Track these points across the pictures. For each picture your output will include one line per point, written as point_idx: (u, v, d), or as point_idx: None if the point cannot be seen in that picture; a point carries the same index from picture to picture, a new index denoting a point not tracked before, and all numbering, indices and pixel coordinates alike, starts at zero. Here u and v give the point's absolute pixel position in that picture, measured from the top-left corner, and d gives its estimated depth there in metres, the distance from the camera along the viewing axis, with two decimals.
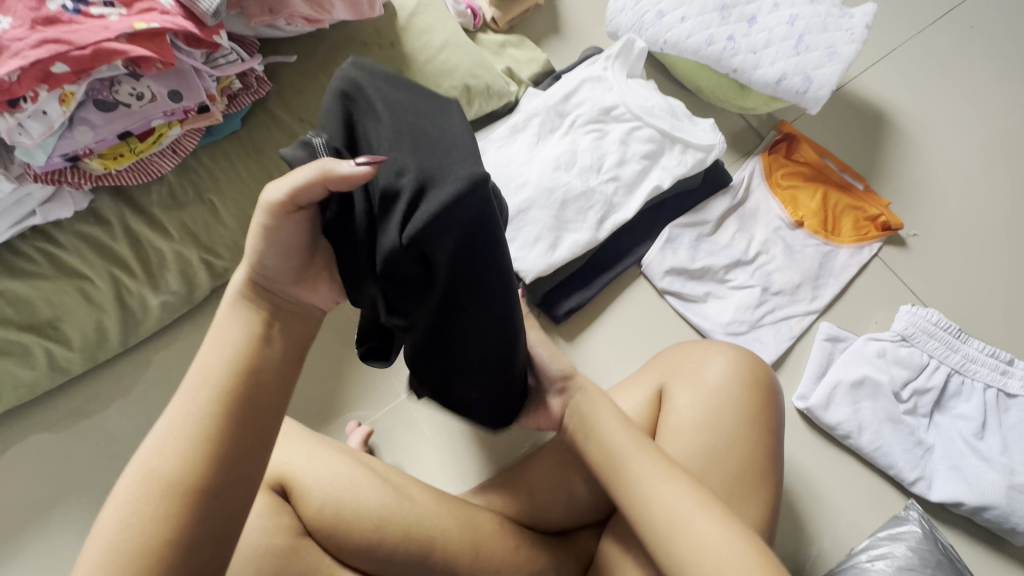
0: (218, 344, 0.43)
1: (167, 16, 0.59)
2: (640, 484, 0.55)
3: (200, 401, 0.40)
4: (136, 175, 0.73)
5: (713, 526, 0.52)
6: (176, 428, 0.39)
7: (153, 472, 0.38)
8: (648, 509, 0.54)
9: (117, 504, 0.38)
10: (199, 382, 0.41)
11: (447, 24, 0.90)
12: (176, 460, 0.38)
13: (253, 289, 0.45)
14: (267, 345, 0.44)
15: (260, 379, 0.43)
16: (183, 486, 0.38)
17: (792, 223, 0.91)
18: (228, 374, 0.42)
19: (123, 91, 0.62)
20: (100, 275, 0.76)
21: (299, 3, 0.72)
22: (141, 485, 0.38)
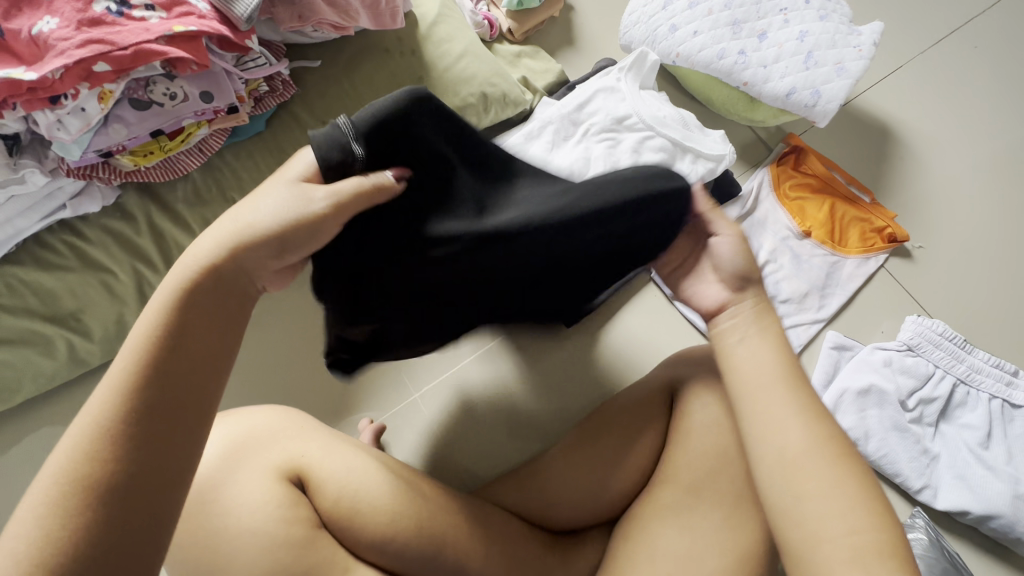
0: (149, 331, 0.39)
1: (204, 20, 0.61)
2: (773, 417, 0.51)
3: (123, 399, 0.37)
4: (162, 172, 0.75)
5: (852, 480, 0.48)
6: (96, 423, 0.36)
7: (75, 478, 0.34)
8: (775, 443, 0.51)
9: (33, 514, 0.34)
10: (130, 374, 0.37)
11: (466, 33, 0.92)
12: (94, 464, 0.35)
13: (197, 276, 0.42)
14: (190, 330, 0.40)
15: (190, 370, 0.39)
16: (105, 490, 0.34)
17: (799, 232, 0.93)
18: (155, 370, 0.38)
19: (157, 90, 0.64)
20: (123, 268, 0.78)
21: (327, 11, 0.74)
22: (60, 493, 0.34)
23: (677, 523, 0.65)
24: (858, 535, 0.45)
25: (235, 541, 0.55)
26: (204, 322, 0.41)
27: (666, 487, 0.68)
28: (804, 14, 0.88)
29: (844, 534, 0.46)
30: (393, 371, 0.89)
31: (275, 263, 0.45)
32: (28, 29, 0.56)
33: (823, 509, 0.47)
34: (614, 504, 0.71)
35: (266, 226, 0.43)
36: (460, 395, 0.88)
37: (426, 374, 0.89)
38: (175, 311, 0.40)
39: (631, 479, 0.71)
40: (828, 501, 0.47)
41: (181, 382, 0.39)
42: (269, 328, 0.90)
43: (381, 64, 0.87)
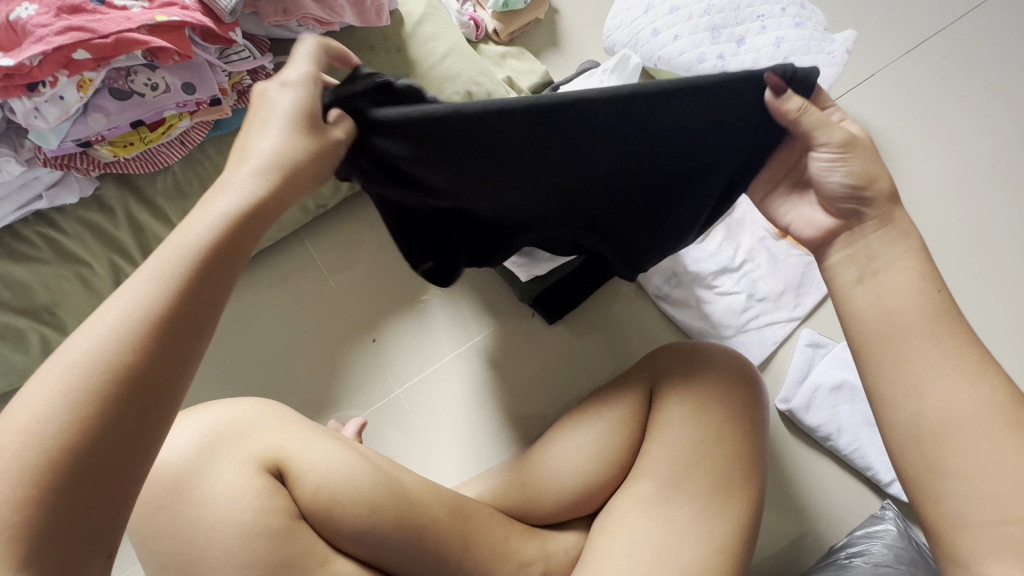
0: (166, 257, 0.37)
1: (188, 11, 0.61)
2: (920, 380, 0.48)
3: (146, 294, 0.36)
4: (143, 164, 0.75)
5: (1015, 453, 0.44)
6: (100, 338, 0.34)
7: (85, 361, 0.33)
8: (915, 412, 0.48)
9: (35, 392, 0.32)
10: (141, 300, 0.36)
11: (451, 33, 0.93)
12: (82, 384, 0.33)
13: (225, 214, 0.40)
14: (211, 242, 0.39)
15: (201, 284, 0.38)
16: (92, 419, 0.32)
17: (776, 233, 0.95)
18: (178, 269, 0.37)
19: (138, 80, 0.64)
20: (100, 261, 0.77)
21: (311, 5, 0.75)
22: (69, 371, 0.33)
23: (655, 513, 0.66)
24: (1015, 525, 0.43)
25: (212, 533, 0.55)
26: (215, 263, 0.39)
27: (643, 480, 0.69)
28: (781, 21, 0.91)
29: (1003, 517, 0.44)
30: (376, 367, 0.89)
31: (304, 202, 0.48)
32: (5, 15, 0.55)
33: (976, 487, 0.45)
34: (592, 497, 0.72)
35: (276, 149, 0.44)
36: (443, 390, 0.88)
37: (408, 371, 0.89)
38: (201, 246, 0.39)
39: (611, 472, 0.72)
40: (982, 480, 0.45)
41: (192, 318, 0.37)
42: (251, 324, 0.90)
43: (366, 61, 0.87)
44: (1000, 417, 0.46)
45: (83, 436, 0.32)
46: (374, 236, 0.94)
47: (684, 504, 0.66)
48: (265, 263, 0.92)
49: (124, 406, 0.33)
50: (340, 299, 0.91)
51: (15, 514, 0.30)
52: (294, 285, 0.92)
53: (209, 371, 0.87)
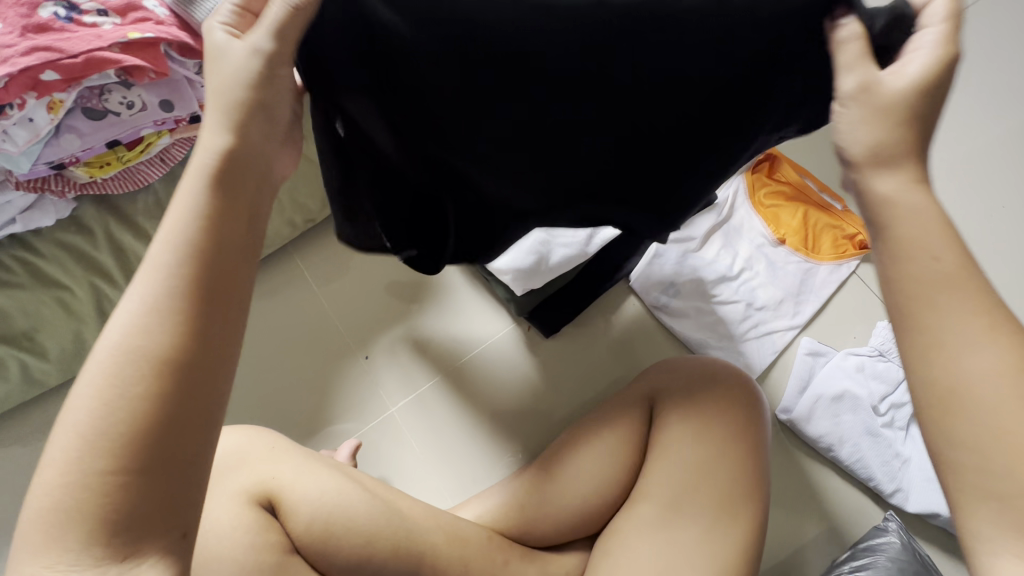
0: (168, 244, 0.36)
1: (162, 26, 0.58)
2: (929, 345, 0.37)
3: (176, 273, 0.35)
4: (122, 183, 0.72)
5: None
6: (138, 323, 0.34)
7: (134, 348, 0.33)
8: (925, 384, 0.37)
9: (93, 385, 0.33)
10: (154, 292, 0.35)
11: None
12: (120, 390, 0.33)
13: (223, 174, 0.38)
14: (231, 205, 0.38)
15: (227, 247, 0.37)
16: (156, 399, 0.33)
17: (773, 240, 0.94)
18: (197, 240, 0.36)
19: (112, 99, 0.61)
20: (81, 285, 0.75)
21: None
22: (123, 360, 0.33)
23: (655, 536, 0.65)
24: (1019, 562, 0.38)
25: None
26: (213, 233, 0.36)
27: (644, 501, 0.67)
28: None
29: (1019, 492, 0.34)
30: (370, 385, 0.87)
31: (272, 134, 0.41)
32: None
33: None
34: (594, 518, 0.71)
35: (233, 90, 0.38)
36: (439, 408, 0.86)
37: (403, 389, 0.87)
38: (214, 212, 0.37)
39: (611, 491, 0.71)
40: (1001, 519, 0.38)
41: (221, 282, 0.36)
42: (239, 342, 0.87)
43: None
44: None
45: (140, 431, 0.32)
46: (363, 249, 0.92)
47: (687, 525, 0.65)
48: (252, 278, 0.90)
49: (175, 392, 0.33)
50: (332, 316, 0.89)
51: (100, 511, 0.32)
52: (282, 301, 0.89)
53: None
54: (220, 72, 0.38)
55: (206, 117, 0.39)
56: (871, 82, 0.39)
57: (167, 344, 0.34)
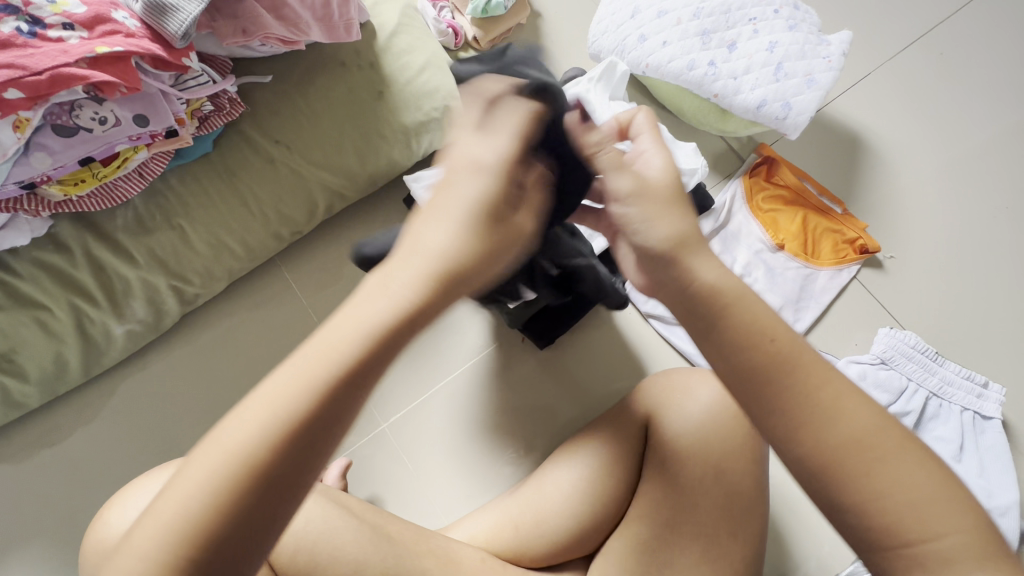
0: (322, 360, 0.35)
1: (132, 39, 0.56)
2: (787, 425, 0.41)
3: (308, 396, 0.35)
4: (101, 201, 0.70)
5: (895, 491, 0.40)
6: (263, 431, 0.34)
7: (245, 454, 0.34)
8: (798, 456, 0.41)
9: (203, 480, 0.33)
10: (348, 342, 0.36)
11: (428, 44, 0.88)
12: (287, 427, 0.34)
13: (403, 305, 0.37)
14: (381, 345, 0.36)
15: (357, 382, 0.36)
16: (235, 510, 0.33)
17: (773, 245, 0.92)
18: (335, 365, 0.35)
19: (83, 115, 0.59)
20: (59, 304, 0.73)
21: (274, 25, 0.69)
22: (235, 461, 0.33)
23: (652, 559, 0.63)
24: None
25: None
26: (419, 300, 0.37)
27: (641, 521, 0.66)
28: (774, 24, 0.86)
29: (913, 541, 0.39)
30: None
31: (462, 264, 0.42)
32: None
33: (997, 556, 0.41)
34: (591, 539, 0.69)
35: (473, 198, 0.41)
36: (431, 424, 0.84)
37: (394, 405, 0.85)
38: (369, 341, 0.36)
39: (608, 511, 0.69)
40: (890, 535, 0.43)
41: (337, 415, 0.35)
42: (226, 359, 0.85)
43: (337, 79, 0.81)
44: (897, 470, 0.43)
45: (236, 508, 0.33)
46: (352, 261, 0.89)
47: (685, 546, 0.63)
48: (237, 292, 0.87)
49: (257, 507, 0.33)
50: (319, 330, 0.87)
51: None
52: (269, 314, 0.87)
53: (180, 413, 0.82)
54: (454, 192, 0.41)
55: (436, 220, 0.40)
56: (637, 184, 0.46)
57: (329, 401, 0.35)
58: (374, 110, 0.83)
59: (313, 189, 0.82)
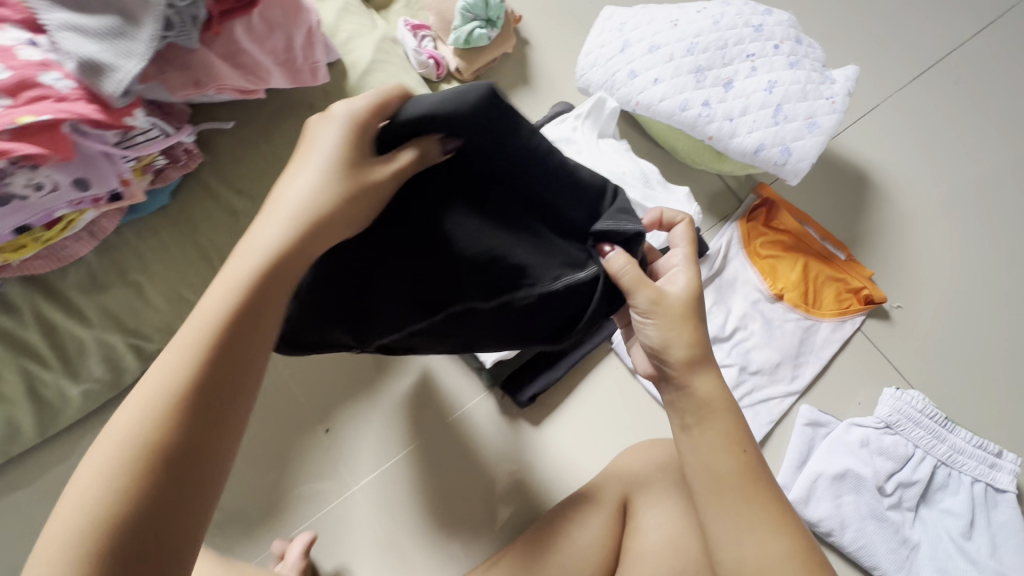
0: (184, 348, 0.39)
1: (64, 104, 0.52)
2: (712, 509, 0.50)
3: (179, 385, 0.38)
4: (46, 262, 0.65)
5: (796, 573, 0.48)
6: (141, 416, 0.37)
7: (128, 445, 0.36)
8: (718, 536, 0.50)
9: (85, 483, 0.36)
10: (176, 356, 0.39)
11: (403, 82, 0.83)
12: (128, 454, 0.36)
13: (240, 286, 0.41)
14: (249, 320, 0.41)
15: (230, 357, 0.40)
16: (124, 499, 0.35)
17: (771, 295, 0.86)
18: (211, 352, 0.39)
19: (17, 183, 0.54)
20: (9, 367, 0.69)
21: (229, 74, 0.64)
22: (110, 456, 0.36)
23: None
24: None
25: None
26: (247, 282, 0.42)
27: None
28: (773, 62, 0.80)
29: None
30: (331, 462, 0.80)
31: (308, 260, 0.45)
32: None
33: None
34: None
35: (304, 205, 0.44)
36: (403, 487, 0.80)
37: (365, 466, 0.80)
38: (222, 320, 0.40)
39: None
40: None
41: (221, 393, 0.39)
42: None
43: (305, 124, 0.76)
44: None
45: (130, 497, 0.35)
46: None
47: None
48: None
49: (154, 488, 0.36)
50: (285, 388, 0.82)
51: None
52: None
53: None
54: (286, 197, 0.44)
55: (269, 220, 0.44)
56: (657, 299, 0.50)
57: (199, 380, 0.39)
58: None
59: None
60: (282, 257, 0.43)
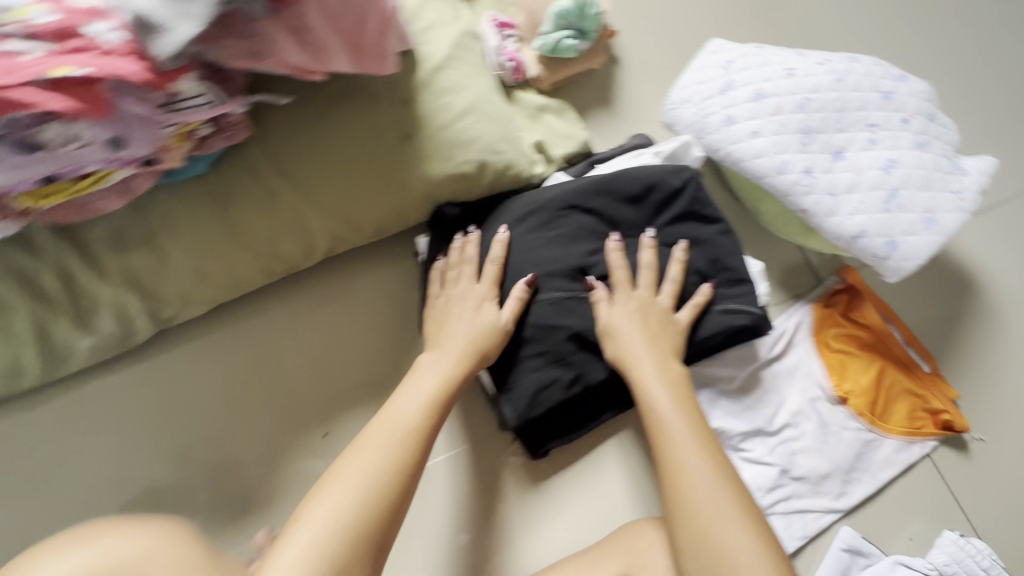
0: (361, 484, 0.55)
1: (106, 58, 0.48)
2: (671, 464, 0.59)
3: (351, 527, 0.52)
4: (72, 213, 0.63)
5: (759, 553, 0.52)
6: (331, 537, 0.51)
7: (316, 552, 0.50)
8: (691, 487, 0.57)
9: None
10: (352, 489, 0.54)
11: (475, 84, 0.77)
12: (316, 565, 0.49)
13: (388, 452, 0.57)
14: (403, 476, 0.57)
15: (383, 509, 0.54)
16: None
17: (833, 396, 0.76)
18: (377, 498, 0.54)
19: (49, 133, 0.51)
20: (21, 307, 0.67)
21: (292, 52, 0.59)
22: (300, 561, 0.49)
23: None
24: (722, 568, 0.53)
25: None
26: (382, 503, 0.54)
27: None
28: (897, 138, 0.70)
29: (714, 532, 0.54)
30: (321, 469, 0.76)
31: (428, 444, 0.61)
32: None
33: None
34: None
35: (427, 394, 0.63)
36: None
37: None
38: (389, 472, 0.56)
39: None
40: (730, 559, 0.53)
41: (373, 531, 0.53)
42: (183, 392, 0.77)
43: (362, 112, 0.71)
44: (735, 504, 0.56)
45: None
46: (337, 312, 0.81)
47: None
48: (211, 319, 0.79)
49: None
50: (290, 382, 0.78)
51: None
52: (243, 352, 0.78)
53: (131, 441, 0.75)
54: (423, 379, 0.65)
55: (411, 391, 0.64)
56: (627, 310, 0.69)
57: (364, 526, 0.53)
58: (396, 155, 0.72)
59: (314, 230, 0.73)
60: (421, 429, 0.61)
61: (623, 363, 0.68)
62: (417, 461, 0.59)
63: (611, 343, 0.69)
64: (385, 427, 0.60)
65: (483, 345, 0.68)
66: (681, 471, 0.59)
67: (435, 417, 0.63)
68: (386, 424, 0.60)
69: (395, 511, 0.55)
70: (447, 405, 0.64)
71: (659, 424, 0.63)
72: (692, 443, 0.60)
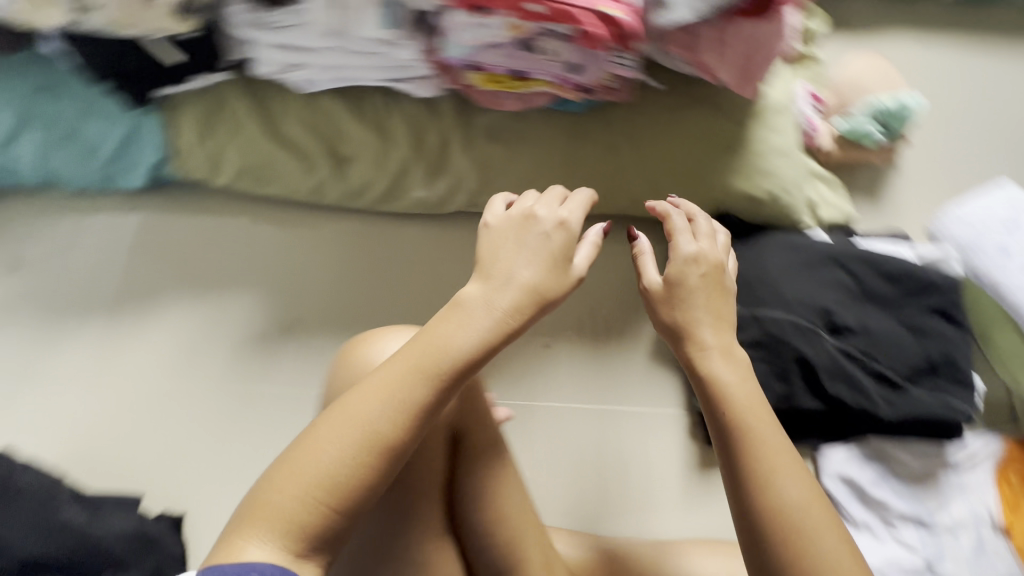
0: (375, 412, 0.47)
1: (633, 15, 0.65)
2: (780, 472, 0.48)
3: (358, 446, 0.46)
4: (484, 99, 0.82)
5: (848, 554, 0.46)
6: (336, 459, 0.45)
7: (322, 473, 0.45)
8: (779, 494, 0.47)
9: (278, 490, 0.45)
10: (363, 412, 0.47)
11: (793, 133, 0.90)
12: (318, 484, 0.45)
13: (412, 376, 0.48)
14: (426, 396, 0.48)
15: (389, 427, 0.46)
16: (316, 513, 0.44)
17: (999, 525, 0.81)
18: (386, 426, 0.46)
19: (548, 44, 0.69)
20: (402, 148, 0.87)
21: (710, 56, 0.75)
22: (309, 483, 0.44)
23: None
24: None
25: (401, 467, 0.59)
26: (361, 471, 0.45)
27: None
28: None
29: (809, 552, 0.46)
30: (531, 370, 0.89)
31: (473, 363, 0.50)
32: None
33: None
34: None
35: (481, 323, 0.50)
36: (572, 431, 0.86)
37: (555, 392, 0.88)
38: (408, 390, 0.48)
39: None
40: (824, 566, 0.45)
41: (379, 451, 0.46)
42: (459, 263, 0.94)
43: (707, 118, 0.86)
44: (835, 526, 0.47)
45: (318, 513, 0.44)
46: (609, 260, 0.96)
47: None
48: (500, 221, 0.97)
49: (334, 506, 0.45)
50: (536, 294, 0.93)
51: (282, 546, 0.43)
52: None
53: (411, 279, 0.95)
54: (480, 297, 0.52)
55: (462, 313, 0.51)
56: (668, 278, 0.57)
57: (370, 446, 0.46)
58: (713, 161, 0.87)
59: (622, 188, 0.88)
60: (461, 354, 0.49)
61: (727, 352, 0.54)
62: (448, 375, 0.49)
63: (662, 309, 0.57)
64: (424, 344, 0.50)
65: (546, 291, 0.53)
66: (751, 471, 0.48)
67: (494, 329, 0.51)
68: (420, 345, 0.50)
69: (412, 430, 0.47)
70: (522, 329, 0.52)
71: (731, 402, 0.51)
72: (772, 445, 0.49)
